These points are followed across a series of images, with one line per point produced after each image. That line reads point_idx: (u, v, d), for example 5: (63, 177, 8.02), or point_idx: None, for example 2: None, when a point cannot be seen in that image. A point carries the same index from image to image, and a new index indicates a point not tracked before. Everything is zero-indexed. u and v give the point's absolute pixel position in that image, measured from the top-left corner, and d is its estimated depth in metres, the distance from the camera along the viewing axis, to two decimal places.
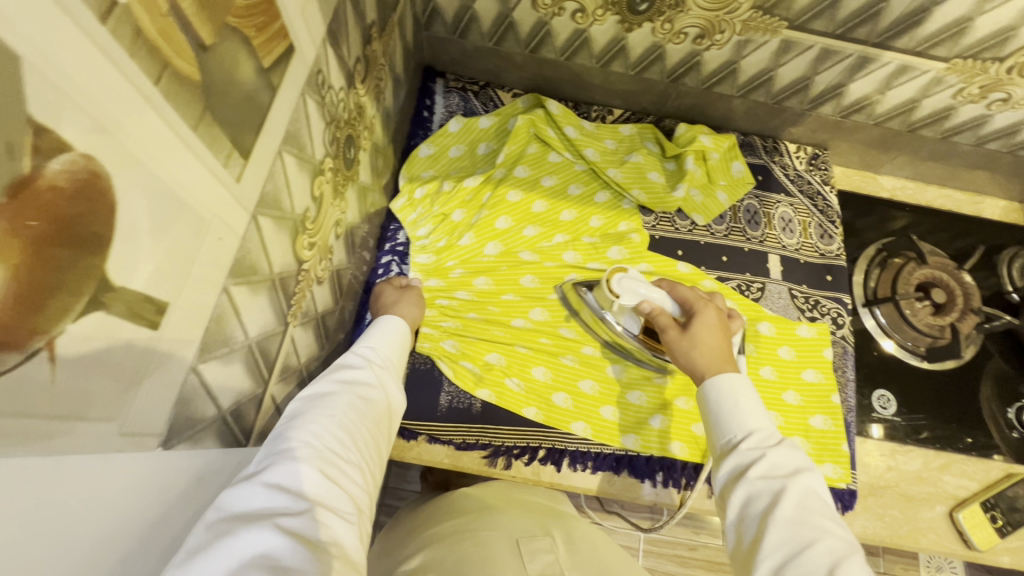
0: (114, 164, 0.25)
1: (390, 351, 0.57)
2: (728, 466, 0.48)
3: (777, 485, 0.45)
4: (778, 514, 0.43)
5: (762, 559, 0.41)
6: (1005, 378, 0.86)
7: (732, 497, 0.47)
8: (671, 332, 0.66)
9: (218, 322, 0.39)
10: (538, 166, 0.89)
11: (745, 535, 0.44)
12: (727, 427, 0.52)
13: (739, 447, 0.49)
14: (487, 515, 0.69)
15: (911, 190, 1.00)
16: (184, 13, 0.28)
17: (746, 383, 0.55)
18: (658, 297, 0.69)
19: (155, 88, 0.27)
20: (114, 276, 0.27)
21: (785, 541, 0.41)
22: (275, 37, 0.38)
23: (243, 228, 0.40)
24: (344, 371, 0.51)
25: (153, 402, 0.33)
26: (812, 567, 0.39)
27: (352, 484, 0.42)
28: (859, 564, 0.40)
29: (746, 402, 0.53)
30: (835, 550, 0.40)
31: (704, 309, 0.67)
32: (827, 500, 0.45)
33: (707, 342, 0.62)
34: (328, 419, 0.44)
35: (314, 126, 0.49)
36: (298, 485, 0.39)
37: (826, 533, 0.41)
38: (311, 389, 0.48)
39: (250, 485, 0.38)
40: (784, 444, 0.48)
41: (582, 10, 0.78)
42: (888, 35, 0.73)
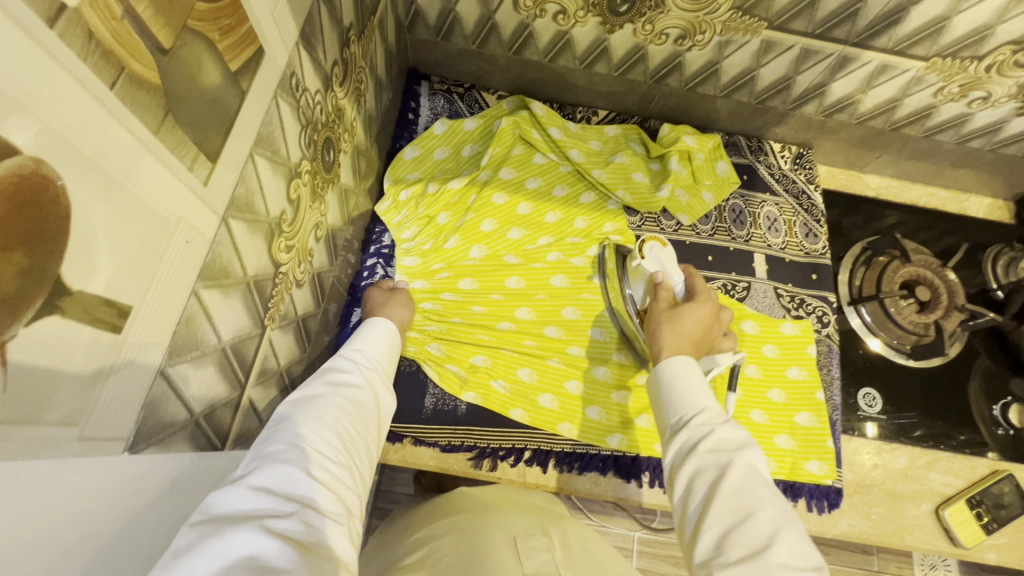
0: (65, 165, 0.25)
1: (377, 356, 0.57)
2: (681, 441, 0.48)
3: (725, 458, 0.44)
4: (723, 486, 0.42)
5: (706, 530, 0.41)
6: (989, 374, 0.87)
7: (679, 473, 0.46)
8: (658, 304, 0.66)
9: (187, 325, 0.39)
10: (523, 168, 0.90)
11: (691, 508, 0.44)
12: (677, 406, 0.51)
13: (690, 424, 0.48)
14: (483, 512, 0.69)
15: (896, 188, 1.01)
16: (140, 16, 0.28)
17: (697, 370, 0.53)
18: (674, 278, 0.71)
19: (111, 92, 0.27)
20: (70, 280, 0.27)
21: (729, 511, 0.41)
22: (242, 39, 0.38)
23: (213, 231, 0.40)
24: (333, 373, 0.50)
25: (116, 406, 0.33)
26: (754, 535, 0.39)
27: (342, 487, 0.41)
28: (795, 533, 0.40)
29: (698, 382, 0.52)
30: (776, 519, 0.40)
31: (705, 303, 0.64)
32: (768, 473, 0.45)
33: (682, 325, 0.61)
34: (317, 422, 0.43)
35: (289, 129, 0.49)
36: (287, 487, 0.37)
37: (767, 502, 0.41)
38: (299, 391, 0.47)
39: (236, 488, 0.36)
40: (731, 421, 0.48)
41: (564, 12, 0.78)
42: (867, 34, 0.73)
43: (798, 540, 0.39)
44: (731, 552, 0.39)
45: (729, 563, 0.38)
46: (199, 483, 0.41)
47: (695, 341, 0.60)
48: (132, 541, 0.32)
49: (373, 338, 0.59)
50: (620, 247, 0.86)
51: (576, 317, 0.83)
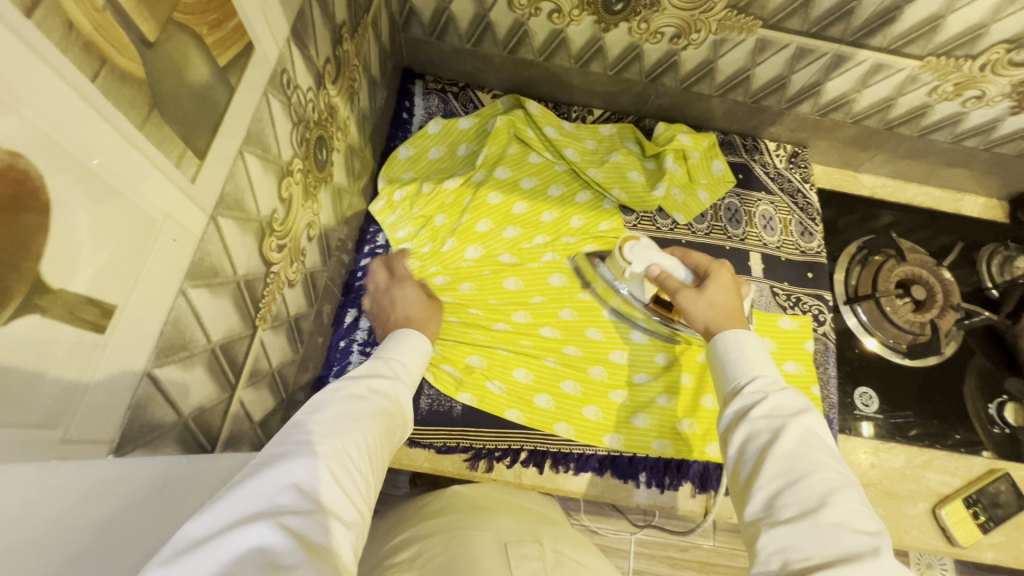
0: (45, 162, 0.25)
1: (406, 366, 0.58)
2: (735, 407, 0.50)
3: (778, 422, 0.46)
4: (777, 447, 0.44)
5: (758, 489, 0.43)
6: (984, 372, 0.87)
7: (734, 436, 0.48)
8: (682, 291, 0.67)
9: (175, 324, 0.38)
10: (519, 168, 0.89)
11: (744, 469, 0.46)
12: (734, 374, 0.54)
13: (743, 391, 0.51)
14: (477, 515, 0.68)
15: (891, 188, 1.01)
16: (123, 7, 0.28)
17: (756, 339, 0.57)
18: (670, 265, 0.71)
19: (92, 84, 0.27)
20: (50, 278, 0.26)
21: (782, 472, 0.43)
22: (230, 35, 0.38)
23: (202, 228, 0.39)
24: (371, 379, 0.51)
25: (100, 408, 0.32)
26: (806, 496, 0.41)
27: (360, 498, 0.41)
28: (853, 495, 0.40)
29: (753, 352, 0.55)
30: (831, 481, 0.41)
31: (719, 271, 0.69)
32: (830, 440, 0.46)
33: (718, 299, 0.65)
34: (351, 425, 0.44)
35: (280, 126, 0.49)
36: (317, 487, 0.37)
37: (823, 464, 0.43)
38: (339, 387, 0.48)
39: (271, 477, 0.36)
40: (788, 389, 0.50)
41: (559, 11, 0.77)
42: (861, 33, 0.73)
43: (854, 503, 0.40)
44: (782, 511, 0.41)
45: (780, 521, 0.40)
46: (193, 483, 0.40)
47: (736, 309, 0.64)
48: (129, 541, 0.31)
49: (405, 347, 0.60)
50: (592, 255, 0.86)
51: (573, 318, 0.83)
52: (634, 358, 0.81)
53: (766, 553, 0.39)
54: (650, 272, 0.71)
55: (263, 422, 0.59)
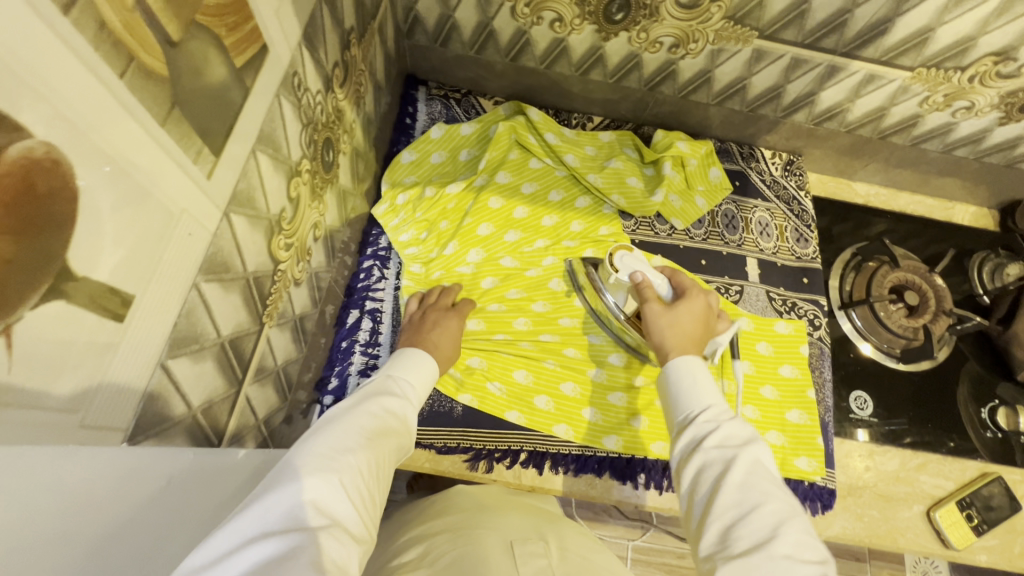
0: (75, 153, 0.26)
1: (412, 386, 0.60)
2: (688, 437, 0.51)
3: (731, 454, 0.47)
4: (729, 479, 0.45)
5: (712, 522, 0.44)
6: (976, 378, 0.88)
7: (687, 467, 0.49)
8: (650, 305, 0.67)
9: (188, 317, 0.39)
10: (520, 173, 0.91)
11: (697, 501, 0.47)
12: (685, 403, 0.54)
13: (696, 420, 0.52)
14: (482, 514, 0.68)
15: (885, 196, 1.03)
16: (151, 8, 0.29)
17: (704, 370, 0.57)
18: (653, 277, 0.71)
19: (120, 80, 0.28)
20: (76, 266, 0.27)
21: (734, 505, 0.44)
22: (247, 37, 0.39)
23: (215, 224, 0.40)
24: (383, 399, 0.53)
25: (116, 395, 0.33)
26: (758, 528, 0.42)
27: (370, 515, 0.43)
28: (800, 525, 0.43)
29: (704, 380, 0.56)
30: (779, 512, 0.43)
31: (698, 297, 0.69)
32: (773, 468, 0.48)
33: (684, 323, 0.64)
34: (364, 442, 0.46)
35: (290, 126, 0.50)
36: (333, 502, 0.39)
37: (772, 495, 0.44)
38: (353, 405, 0.51)
39: (293, 489, 0.38)
40: (737, 418, 0.51)
41: (561, 20, 0.79)
42: (854, 44, 0.75)
43: (801, 533, 0.42)
44: (736, 545, 0.42)
45: (734, 555, 0.41)
46: (197, 478, 0.40)
47: (695, 335, 0.64)
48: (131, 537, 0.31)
49: (413, 365, 0.62)
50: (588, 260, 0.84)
51: (573, 322, 0.84)
52: (633, 361, 0.82)
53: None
54: (631, 278, 0.71)
55: (267, 419, 0.60)
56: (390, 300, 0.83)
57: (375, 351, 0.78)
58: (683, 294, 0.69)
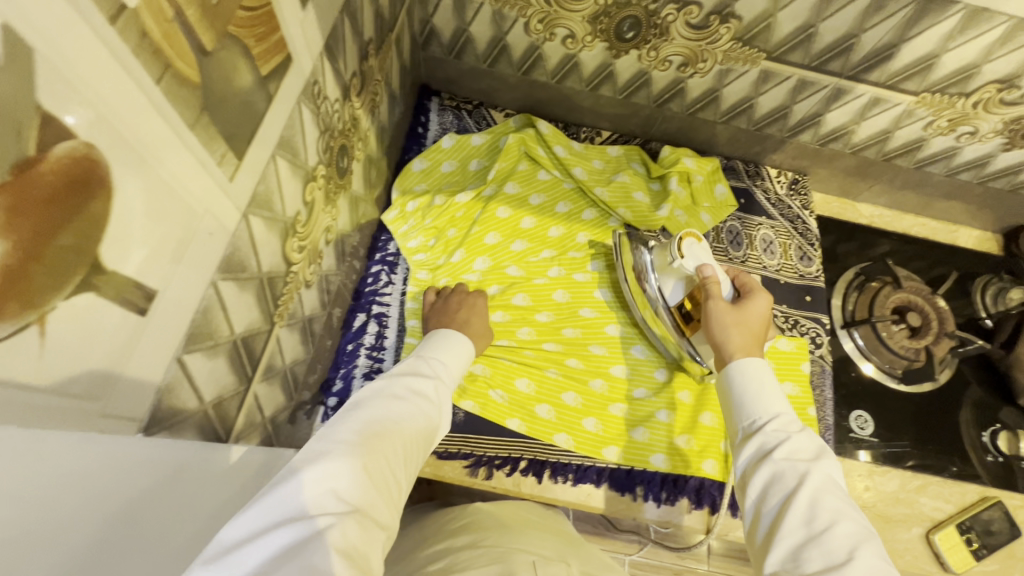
0: (113, 154, 0.27)
1: (443, 365, 0.61)
2: (756, 445, 0.53)
3: (802, 469, 0.49)
4: (802, 495, 0.47)
5: (782, 538, 0.46)
6: (978, 403, 0.88)
7: (755, 478, 0.50)
8: (716, 301, 0.68)
9: (205, 314, 0.40)
10: (528, 184, 0.92)
11: (765, 514, 0.48)
12: (750, 410, 0.57)
13: (764, 429, 0.53)
14: (507, 533, 0.68)
15: (888, 217, 1.04)
16: (189, 20, 0.30)
17: (768, 372, 0.59)
18: (720, 274, 0.72)
19: (157, 86, 0.29)
20: (107, 260, 0.29)
21: (806, 522, 0.45)
22: (273, 46, 0.41)
23: (234, 226, 0.41)
24: (412, 383, 0.54)
25: (134, 387, 0.34)
26: (832, 548, 0.43)
27: (390, 501, 0.43)
28: (875, 549, 0.43)
29: (769, 387, 0.58)
30: (852, 534, 0.44)
31: (760, 296, 0.71)
32: (844, 486, 0.50)
33: (749, 323, 0.66)
34: (387, 427, 0.46)
35: (308, 133, 0.51)
36: (357, 487, 0.40)
37: (845, 515, 0.45)
38: (384, 387, 0.51)
39: (318, 474, 0.39)
40: (805, 431, 0.53)
41: (572, 36, 0.81)
42: (860, 68, 0.76)
43: (875, 557, 0.43)
44: (808, 563, 0.43)
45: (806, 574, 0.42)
46: (203, 470, 0.41)
47: (758, 335, 0.66)
48: (144, 524, 0.33)
49: (443, 348, 0.63)
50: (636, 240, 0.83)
51: (576, 335, 0.85)
52: (635, 373, 0.83)
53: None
54: (699, 271, 0.72)
55: (273, 417, 0.61)
56: (397, 304, 0.84)
57: (380, 355, 0.79)
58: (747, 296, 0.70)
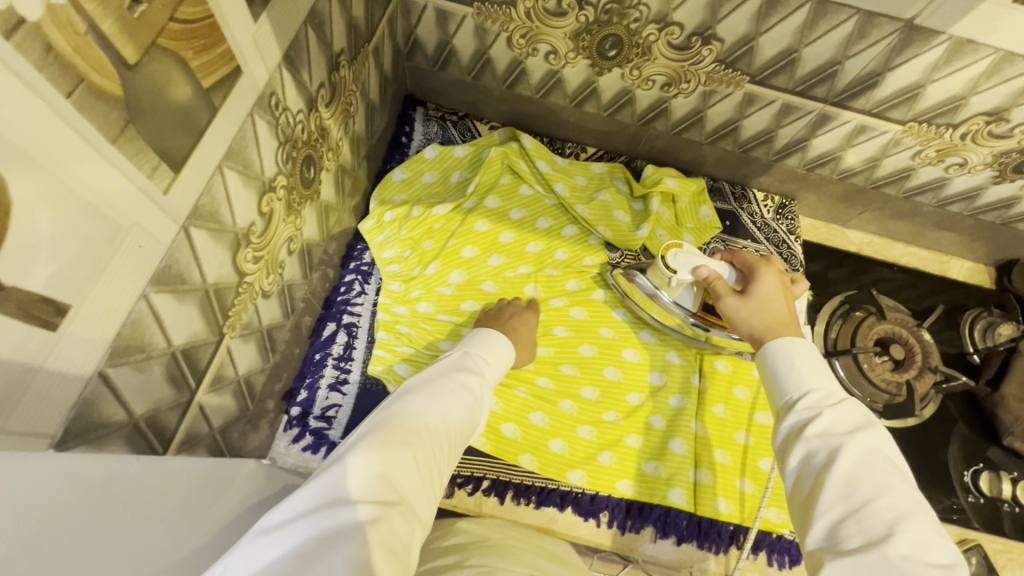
0: (11, 169, 0.27)
1: (489, 363, 0.61)
2: (788, 424, 0.49)
3: (837, 442, 0.44)
4: (838, 470, 0.43)
5: (820, 516, 0.42)
6: (966, 439, 0.86)
7: (790, 455, 0.46)
8: (727, 298, 0.65)
9: (134, 327, 0.39)
10: (509, 198, 0.91)
11: (803, 489, 0.44)
12: (785, 385, 0.52)
13: (795, 407, 0.49)
14: (496, 552, 0.59)
15: (878, 246, 1.02)
16: (105, 33, 0.30)
17: (801, 346, 0.54)
18: (716, 266, 0.70)
19: (66, 100, 0.29)
20: (5, 276, 0.28)
21: (843, 498, 0.41)
22: (217, 59, 0.40)
23: (171, 238, 0.41)
24: (458, 378, 0.54)
25: (43, 403, 0.33)
26: (872, 524, 0.39)
27: (432, 494, 0.43)
28: (923, 525, 0.39)
29: (803, 363, 0.53)
30: (897, 508, 0.40)
31: (767, 271, 0.67)
32: (892, 455, 0.45)
33: (765, 306, 0.62)
34: (435, 421, 0.47)
35: (264, 144, 0.51)
36: (398, 479, 0.40)
37: (888, 488, 0.41)
38: (433, 381, 0.52)
39: (366, 460, 0.40)
40: (843, 402, 0.48)
41: (555, 52, 0.80)
42: (845, 95, 0.75)
43: (924, 532, 0.38)
44: (848, 542, 0.39)
45: (845, 551, 0.39)
46: (138, 483, 0.40)
47: (783, 315, 0.61)
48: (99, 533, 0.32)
49: (489, 345, 0.63)
50: (630, 270, 0.83)
51: (548, 353, 0.84)
52: (605, 396, 0.82)
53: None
54: (696, 274, 0.70)
55: (223, 428, 0.60)
56: (368, 315, 0.83)
57: (347, 366, 0.78)
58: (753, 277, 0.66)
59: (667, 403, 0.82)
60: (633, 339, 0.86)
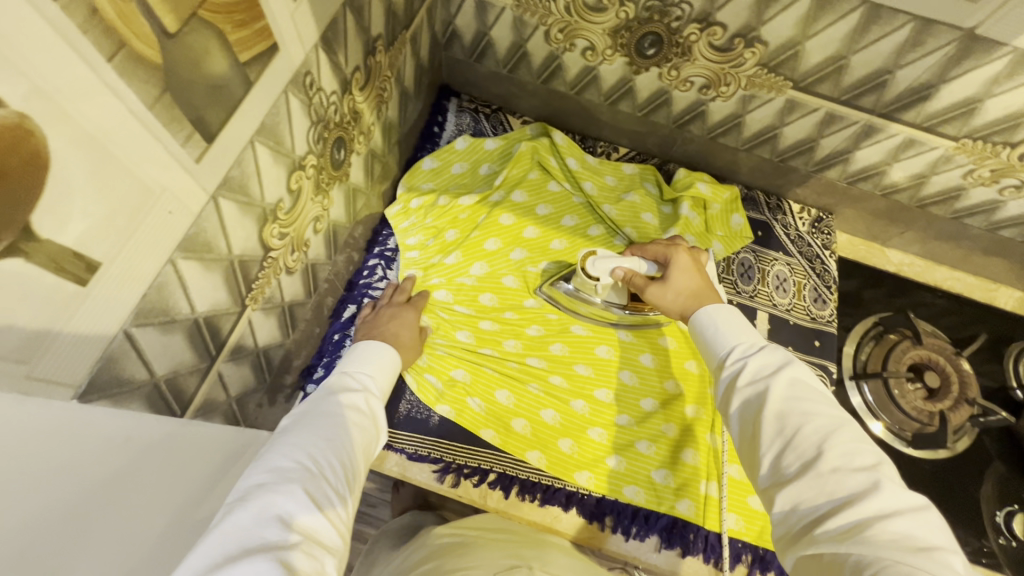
0: (51, 126, 0.28)
1: (372, 377, 0.60)
2: (724, 378, 0.50)
3: (763, 383, 0.46)
4: (768, 408, 0.44)
5: (762, 454, 0.43)
6: (1001, 480, 0.81)
7: (729, 407, 0.48)
8: (650, 286, 0.69)
9: (159, 290, 0.41)
10: (536, 194, 0.91)
11: (745, 436, 0.46)
12: (720, 344, 0.53)
13: (725, 363, 0.50)
14: (467, 543, 0.67)
15: (919, 268, 0.97)
16: (148, 1, 0.31)
17: (725, 310, 0.56)
18: (632, 261, 0.74)
19: (107, 64, 0.30)
20: (39, 228, 0.29)
21: (777, 432, 0.43)
22: (256, 35, 0.41)
23: (201, 207, 0.42)
24: (342, 396, 0.53)
25: (71, 353, 0.34)
26: (804, 448, 0.41)
27: (342, 519, 0.41)
28: (848, 436, 0.41)
29: (725, 323, 0.54)
30: (824, 428, 0.42)
31: (674, 253, 0.71)
32: (816, 383, 0.47)
33: (679, 283, 0.66)
34: (331, 450, 0.45)
35: (297, 123, 0.52)
36: (306, 515, 0.38)
37: (813, 413, 0.43)
38: (312, 406, 0.50)
39: (252, 511, 0.36)
40: (767, 346, 0.49)
41: (592, 48, 0.79)
42: (894, 107, 0.72)
43: (849, 442, 0.40)
44: (788, 470, 0.41)
45: (790, 479, 0.40)
46: (159, 439, 0.41)
47: (700, 286, 0.65)
48: (100, 512, 0.31)
49: (368, 358, 0.62)
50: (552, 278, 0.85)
51: (563, 352, 0.83)
52: (619, 399, 0.80)
53: (780, 514, 0.40)
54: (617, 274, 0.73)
55: (240, 397, 0.61)
56: None
57: None
58: (666, 261, 0.71)
59: (682, 412, 0.80)
60: (652, 345, 0.84)
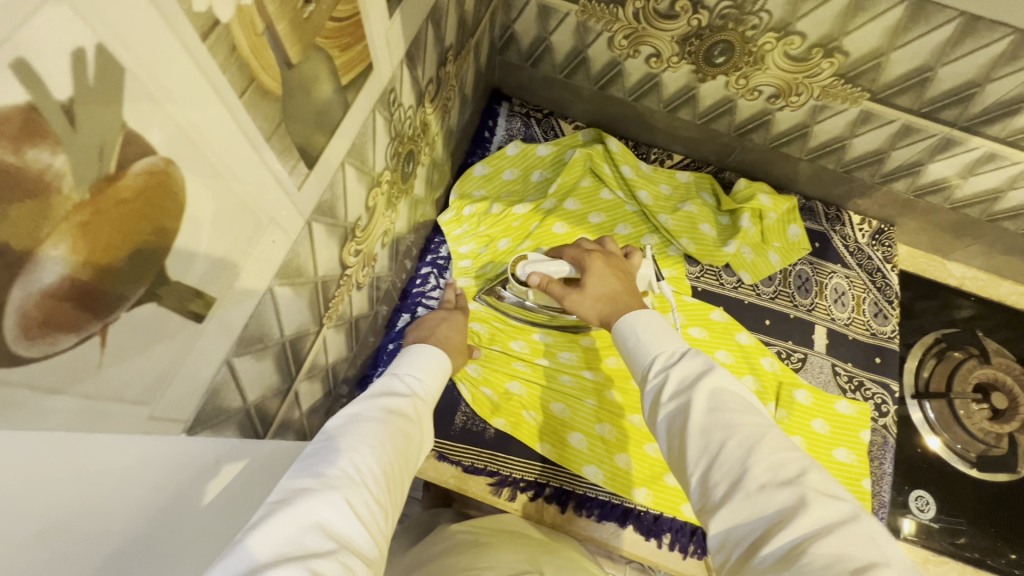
0: (190, 169, 0.27)
1: (421, 381, 0.55)
2: (649, 392, 0.44)
3: (684, 396, 0.41)
4: (691, 423, 0.39)
5: (692, 475, 0.38)
6: None
7: (655, 425, 0.42)
8: (569, 294, 0.62)
9: (258, 319, 0.40)
10: (589, 202, 0.89)
11: (674, 454, 0.40)
12: (641, 352, 0.47)
13: (648, 376, 0.44)
14: (484, 542, 0.64)
15: (982, 281, 0.94)
16: (278, 34, 0.30)
17: (649, 315, 0.49)
18: (551, 267, 0.66)
19: (239, 99, 0.29)
20: (172, 271, 0.29)
21: (701, 450, 0.38)
22: (357, 56, 0.40)
23: (298, 232, 0.41)
24: (392, 399, 0.49)
25: (185, 388, 0.34)
26: (728, 467, 0.36)
27: (380, 531, 0.37)
28: (775, 445, 0.36)
29: (647, 329, 0.48)
30: (748, 441, 0.37)
31: (592, 259, 0.64)
32: (739, 389, 0.42)
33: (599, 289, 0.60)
34: (374, 455, 0.41)
35: (379, 140, 0.51)
36: (343, 525, 0.34)
37: (736, 424, 0.38)
38: (360, 406, 0.46)
39: (288, 516, 0.32)
40: (692, 351, 0.44)
41: (657, 55, 0.77)
42: (978, 120, 0.69)
43: (775, 453, 0.36)
44: (716, 493, 0.36)
45: (719, 504, 0.35)
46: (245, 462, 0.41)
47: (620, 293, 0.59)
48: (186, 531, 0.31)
49: (421, 360, 0.57)
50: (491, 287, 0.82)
51: (618, 365, 0.82)
52: None
53: (716, 540, 0.35)
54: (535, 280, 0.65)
55: (309, 412, 0.61)
56: None
57: None
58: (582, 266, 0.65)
59: None
60: None
